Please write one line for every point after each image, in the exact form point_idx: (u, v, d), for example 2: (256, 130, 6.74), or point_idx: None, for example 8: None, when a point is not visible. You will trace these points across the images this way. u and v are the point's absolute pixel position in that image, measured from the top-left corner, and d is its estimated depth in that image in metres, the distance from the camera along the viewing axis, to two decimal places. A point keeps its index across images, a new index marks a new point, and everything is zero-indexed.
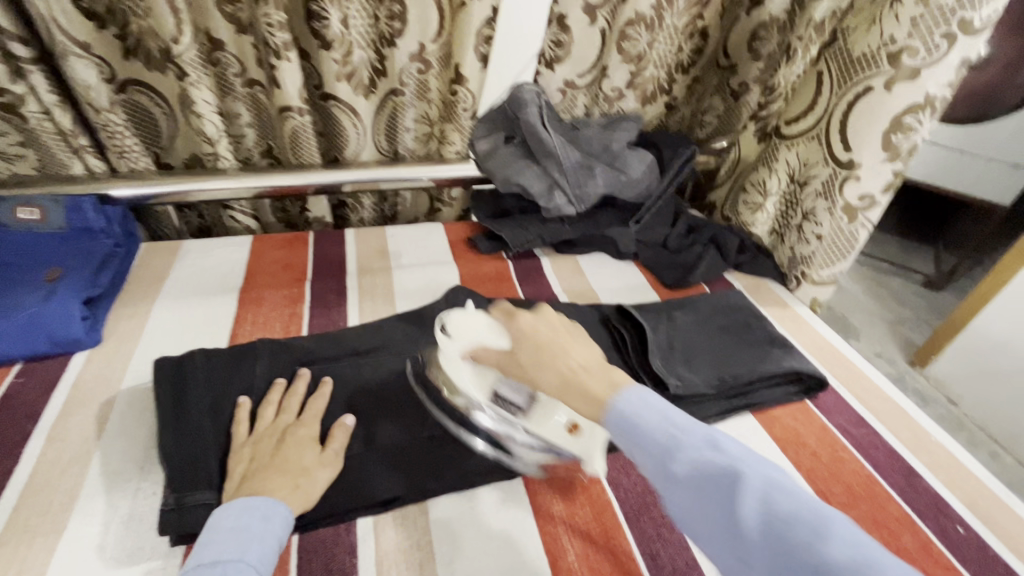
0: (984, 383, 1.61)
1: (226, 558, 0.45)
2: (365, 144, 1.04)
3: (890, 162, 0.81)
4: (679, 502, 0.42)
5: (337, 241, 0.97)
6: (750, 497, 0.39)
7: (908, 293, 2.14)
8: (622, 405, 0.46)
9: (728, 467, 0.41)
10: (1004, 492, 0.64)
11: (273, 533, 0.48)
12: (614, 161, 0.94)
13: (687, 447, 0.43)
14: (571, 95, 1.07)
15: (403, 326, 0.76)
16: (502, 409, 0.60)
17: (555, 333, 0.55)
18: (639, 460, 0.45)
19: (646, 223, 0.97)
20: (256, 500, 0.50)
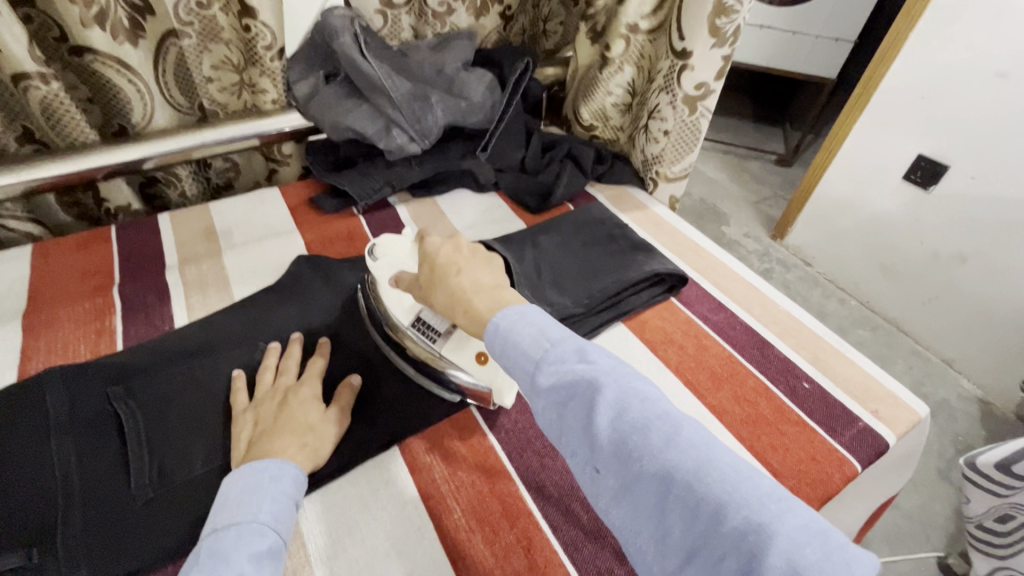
0: (830, 243, 1.82)
1: (238, 521, 0.44)
2: (155, 104, 0.86)
3: (718, 48, 0.78)
4: (544, 413, 0.41)
5: (149, 230, 0.81)
6: (605, 405, 0.39)
7: (766, 173, 2.32)
8: (499, 321, 0.46)
9: (589, 376, 0.40)
10: (839, 343, 0.71)
11: (285, 495, 0.47)
12: (452, 86, 0.86)
13: (556, 360, 0.42)
14: (393, 17, 0.95)
15: (243, 313, 0.66)
16: (421, 334, 0.60)
17: (459, 253, 0.56)
18: (512, 373, 0.44)
19: (494, 148, 0.91)
20: (269, 466, 0.48)
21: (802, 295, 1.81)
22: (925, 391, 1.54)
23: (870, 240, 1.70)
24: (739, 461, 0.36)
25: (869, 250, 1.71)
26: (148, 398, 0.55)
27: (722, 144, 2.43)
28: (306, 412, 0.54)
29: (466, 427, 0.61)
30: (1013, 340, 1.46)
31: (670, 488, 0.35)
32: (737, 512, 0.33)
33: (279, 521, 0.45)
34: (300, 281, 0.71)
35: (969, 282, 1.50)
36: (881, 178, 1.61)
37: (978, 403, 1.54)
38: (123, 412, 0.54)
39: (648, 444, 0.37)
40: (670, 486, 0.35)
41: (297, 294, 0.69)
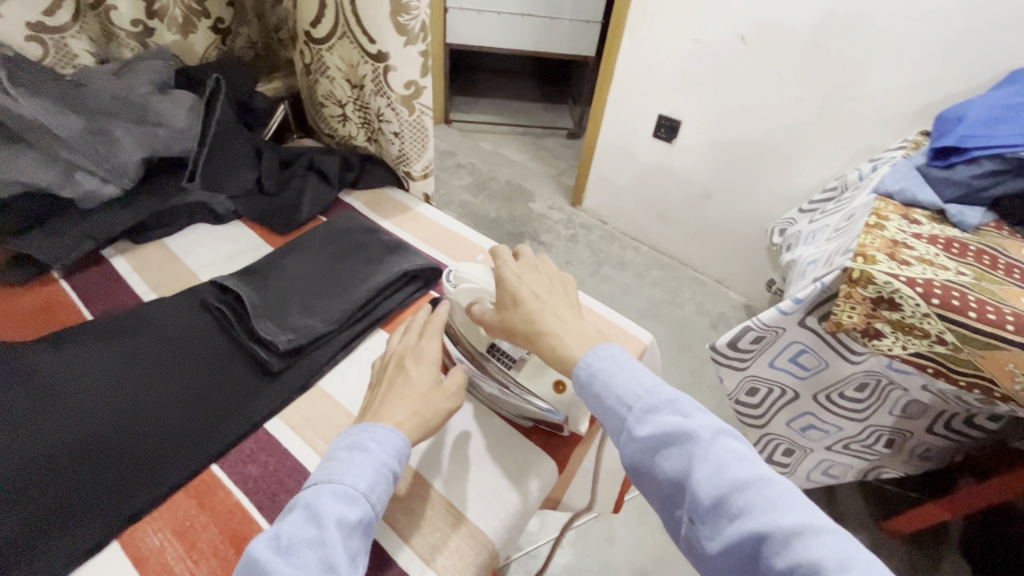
0: (617, 201, 2.04)
1: (322, 483, 0.45)
2: None
3: (411, 45, 0.80)
4: (639, 461, 0.47)
5: None
6: (703, 461, 0.43)
7: (561, 148, 2.52)
8: (596, 363, 0.51)
9: (686, 429, 0.45)
10: (583, 299, 0.80)
11: (382, 460, 0.47)
12: (145, 114, 0.77)
13: (651, 408, 0.47)
14: (59, 42, 0.81)
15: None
16: (501, 365, 0.62)
17: (536, 283, 0.59)
18: (606, 415, 0.50)
19: (223, 172, 0.83)
20: (386, 425, 0.50)
21: (605, 250, 2.02)
22: (707, 309, 1.83)
23: (644, 192, 1.94)
24: (843, 533, 0.38)
25: (645, 200, 1.95)
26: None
27: (519, 127, 2.57)
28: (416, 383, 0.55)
29: (206, 489, 0.55)
30: (754, 252, 1.78)
31: (769, 549, 0.38)
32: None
33: (372, 491, 0.45)
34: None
35: (715, 213, 1.80)
36: (638, 138, 1.84)
37: (745, 308, 1.86)
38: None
39: (746, 501, 0.40)
40: (771, 547, 0.38)
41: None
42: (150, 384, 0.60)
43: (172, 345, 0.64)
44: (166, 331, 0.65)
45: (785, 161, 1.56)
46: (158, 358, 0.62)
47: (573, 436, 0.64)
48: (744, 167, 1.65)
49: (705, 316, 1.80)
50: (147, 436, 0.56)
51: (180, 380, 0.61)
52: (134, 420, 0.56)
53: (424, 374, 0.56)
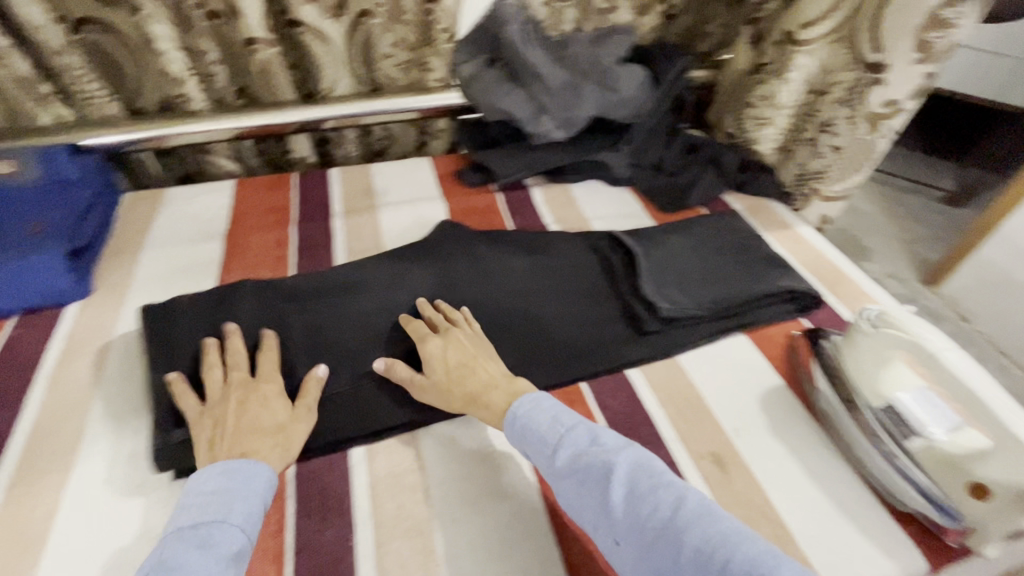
0: (998, 299, 1.52)
1: (205, 521, 0.44)
2: (342, 73, 0.98)
3: (923, 62, 0.76)
4: (568, 493, 0.49)
5: (323, 181, 0.94)
6: (618, 484, 0.46)
7: (925, 211, 1.93)
8: (517, 408, 0.54)
9: (602, 459, 0.48)
10: None
11: (255, 490, 0.47)
12: (604, 78, 0.88)
13: (560, 446, 0.51)
14: (558, 8, 0.98)
15: (397, 261, 0.74)
16: (893, 425, 0.54)
17: (464, 356, 0.59)
18: (530, 453, 0.52)
19: (638, 145, 0.93)
20: (235, 458, 0.49)
21: None
22: None
23: None
24: (752, 538, 0.41)
25: None
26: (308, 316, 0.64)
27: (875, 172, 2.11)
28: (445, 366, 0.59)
29: (573, 400, 0.62)
30: None
31: (684, 562, 0.41)
32: None
33: (238, 514, 0.45)
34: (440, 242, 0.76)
35: None
36: None
37: None
38: (296, 324, 0.64)
39: (659, 518, 0.44)
40: (683, 556, 0.41)
41: (435, 254, 0.75)
42: (550, 300, 0.71)
43: (570, 275, 0.74)
44: (568, 262, 0.76)
45: None
46: (559, 281, 0.73)
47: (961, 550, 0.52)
48: None
49: None
50: (541, 336, 0.67)
51: (570, 305, 0.71)
52: (534, 320, 0.69)
53: (451, 355, 0.59)
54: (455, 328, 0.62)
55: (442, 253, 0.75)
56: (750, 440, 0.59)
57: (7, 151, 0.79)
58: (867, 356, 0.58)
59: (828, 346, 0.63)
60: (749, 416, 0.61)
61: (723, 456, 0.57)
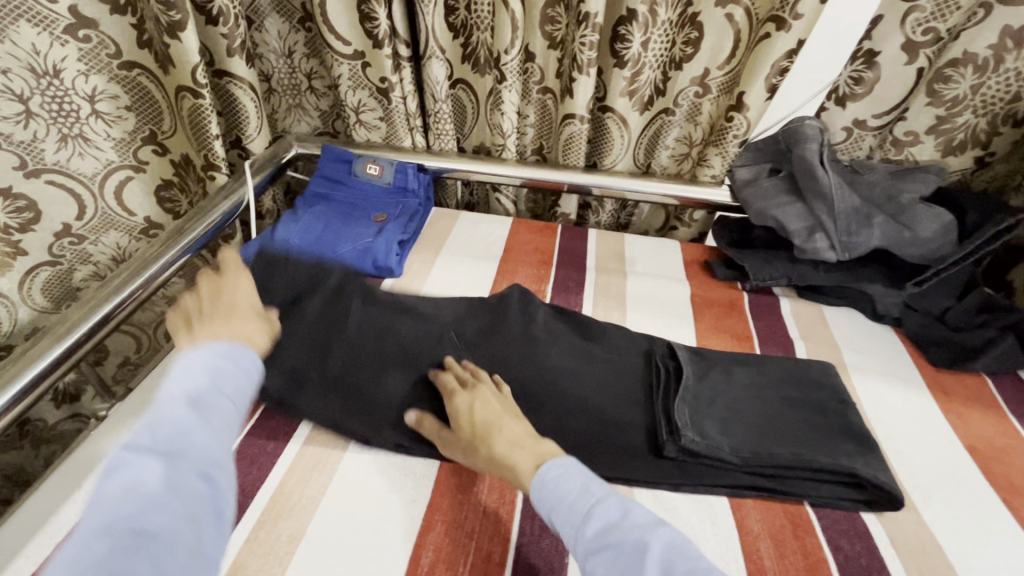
0: None
1: (207, 391, 0.50)
2: (625, 156, 1.11)
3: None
4: (596, 568, 0.48)
5: (581, 238, 1.06)
6: (653, 560, 0.46)
7: None
8: (546, 472, 0.55)
9: (636, 534, 0.48)
10: None
11: (246, 368, 0.55)
12: (900, 215, 0.85)
13: (588, 514, 0.51)
14: (857, 135, 1.00)
15: (457, 303, 0.81)
16: None
17: (489, 412, 0.61)
18: (559, 524, 0.52)
19: (927, 289, 0.85)
20: (223, 343, 0.55)
21: None
22: None
23: None
24: None
25: None
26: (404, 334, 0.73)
27: None
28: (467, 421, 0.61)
29: (801, 524, 0.59)
30: None
31: None
32: None
33: (233, 389, 0.52)
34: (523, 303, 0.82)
35: None
36: None
37: None
38: (489, 342, 0.76)
39: None
40: None
41: (495, 312, 0.80)
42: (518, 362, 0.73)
43: (575, 356, 0.75)
44: (593, 349, 0.77)
45: None
46: (553, 355, 0.75)
47: None
48: None
49: None
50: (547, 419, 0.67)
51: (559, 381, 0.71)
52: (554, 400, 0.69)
53: (476, 409, 0.62)
54: (478, 382, 0.65)
55: (553, 331, 0.79)
56: None
57: (376, 159, 1.08)
58: None
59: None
60: None
61: None
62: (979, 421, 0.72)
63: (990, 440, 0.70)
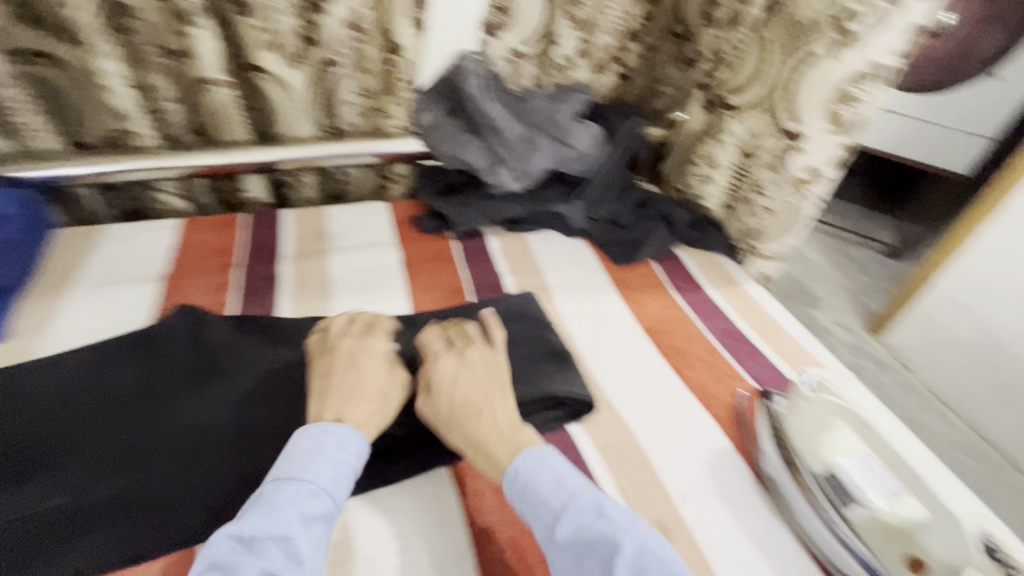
0: (939, 351, 1.60)
1: (296, 477, 0.48)
2: (301, 120, 0.97)
3: (835, 134, 0.82)
4: (560, 566, 0.46)
5: (273, 224, 0.91)
6: (623, 564, 0.44)
7: (870, 264, 2.08)
8: (520, 463, 0.51)
9: (608, 533, 0.46)
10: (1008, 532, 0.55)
11: (350, 459, 0.51)
12: (559, 134, 0.90)
13: (569, 511, 0.48)
14: (518, 65, 1.01)
15: (85, 358, 0.63)
16: (835, 494, 0.55)
17: (480, 388, 0.57)
18: (528, 516, 0.49)
19: (591, 198, 0.95)
20: (342, 427, 0.53)
21: (895, 399, 1.61)
22: None
23: (981, 356, 1.50)
24: None
25: (980, 364, 1.51)
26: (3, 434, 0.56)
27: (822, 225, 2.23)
28: (445, 399, 0.57)
29: None
30: None
31: None
32: None
33: (331, 480, 0.49)
34: (190, 325, 0.67)
35: None
36: (1008, 289, 1.42)
37: None
38: (140, 392, 0.61)
39: None
40: None
41: (149, 351, 0.64)
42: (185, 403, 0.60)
43: (260, 371, 0.64)
44: (283, 354, 0.66)
45: None
46: (229, 380, 0.63)
47: None
48: None
49: None
50: (219, 462, 0.56)
51: (239, 411, 0.60)
52: (230, 436, 0.58)
53: (462, 383, 0.57)
54: (466, 350, 0.61)
55: (226, 347, 0.66)
56: (692, 500, 0.58)
57: None
58: (807, 421, 0.59)
59: (779, 405, 0.63)
60: (695, 479, 0.60)
61: (667, 524, 0.55)
62: (650, 302, 0.84)
63: (658, 317, 0.81)
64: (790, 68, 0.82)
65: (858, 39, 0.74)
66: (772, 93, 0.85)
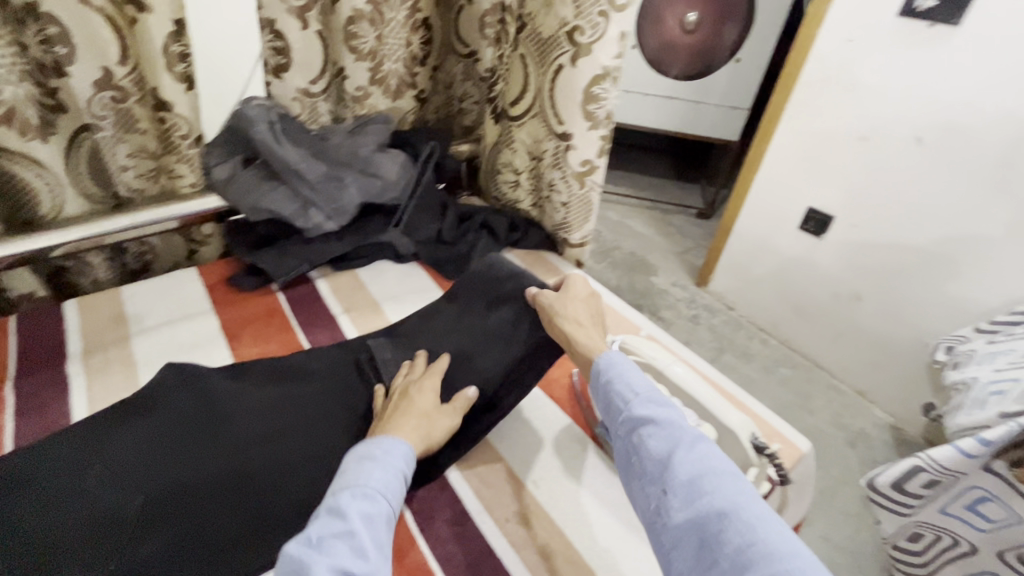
0: (749, 289, 1.91)
1: (355, 484, 0.50)
2: (66, 194, 0.86)
3: (594, 129, 0.90)
4: (626, 438, 0.51)
5: (53, 319, 0.78)
6: (687, 448, 0.47)
7: (688, 226, 2.41)
8: (611, 354, 0.57)
9: (677, 421, 0.50)
10: (786, 429, 0.68)
11: (397, 465, 0.53)
12: (366, 166, 0.92)
13: (646, 399, 0.53)
14: (312, 103, 1.00)
15: None
16: None
17: (585, 308, 0.66)
18: (604, 399, 0.55)
19: (408, 223, 0.97)
20: (387, 436, 0.56)
21: (727, 337, 1.88)
22: (843, 422, 1.63)
23: (778, 285, 1.82)
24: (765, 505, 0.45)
25: (780, 292, 1.82)
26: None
27: (646, 202, 2.52)
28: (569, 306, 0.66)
29: None
30: (908, 366, 1.57)
31: (730, 524, 0.42)
32: (772, 535, 0.41)
33: (381, 485, 0.51)
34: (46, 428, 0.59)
35: (865, 318, 1.62)
36: (782, 228, 1.74)
37: (890, 429, 1.64)
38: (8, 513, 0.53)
39: (720, 482, 0.45)
40: (729, 525, 0.42)
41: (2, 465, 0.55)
42: (65, 516, 0.53)
43: (132, 462, 0.58)
44: (168, 415, 0.62)
45: (964, 277, 1.39)
46: (113, 464, 0.57)
47: None
48: (903, 274, 1.50)
49: (842, 430, 1.60)
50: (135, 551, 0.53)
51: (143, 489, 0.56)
52: (137, 522, 0.55)
53: (578, 308, 0.66)
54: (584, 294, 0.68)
55: (98, 431, 0.59)
56: (546, 485, 0.62)
57: None
58: None
59: None
60: (545, 463, 0.65)
61: (527, 512, 0.59)
62: None
63: None
64: (548, 78, 0.91)
65: (586, 49, 0.84)
66: (541, 102, 0.94)
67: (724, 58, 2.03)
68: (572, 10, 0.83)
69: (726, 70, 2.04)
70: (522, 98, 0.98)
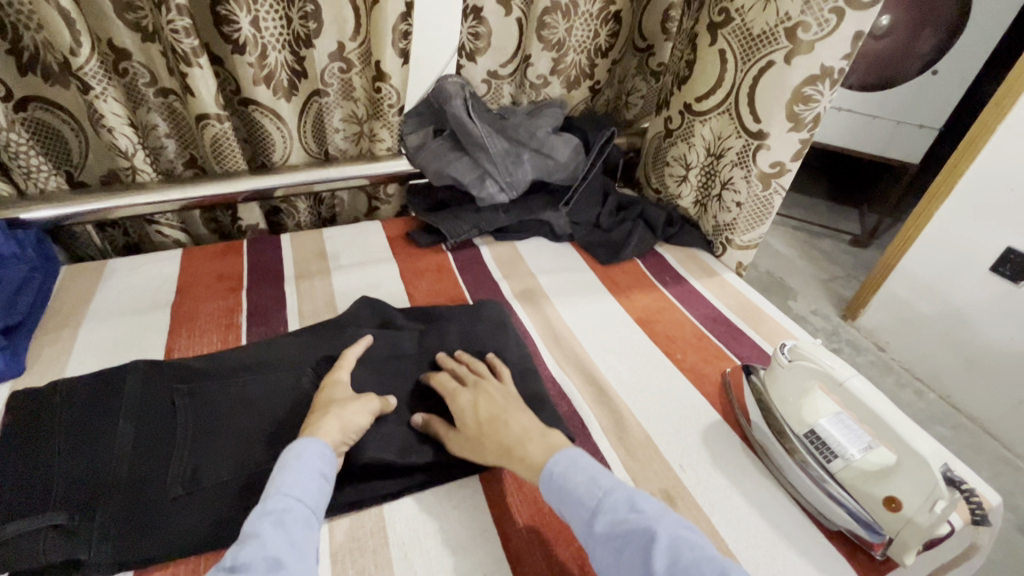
0: (906, 330, 1.70)
1: (274, 492, 0.49)
2: (293, 146, 1.01)
3: (795, 131, 0.88)
4: (601, 559, 0.48)
5: (274, 248, 0.95)
6: (657, 552, 0.45)
7: (839, 253, 2.19)
8: (552, 466, 0.53)
9: (641, 524, 0.47)
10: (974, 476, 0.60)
11: (314, 466, 0.52)
12: (541, 147, 0.98)
13: (606, 507, 0.50)
14: (496, 85, 1.08)
15: (172, 371, 0.65)
16: (815, 452, 0.61)
17: None
18: (569, 516, 0.51)
19: (575, 203, 1.02)
20: (295, 444, 0.54)
21: (873, 381, 1.68)
22: (1016, 504, 1.38)
23: (950, 332, 1.58)
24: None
25: (949, 340, 1.59)
26: (67, 417, 0.58)
27: (791, 220, 2.33)
28: None
29: None
30: None
31: None
32: None
33: (300, 488, 0.50)
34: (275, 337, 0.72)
35: None
36: (967, 268, 1.52)
37: None
38: (245, 389, 0.64)
39: None
40: None
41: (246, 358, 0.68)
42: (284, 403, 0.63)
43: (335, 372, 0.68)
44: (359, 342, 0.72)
45: None
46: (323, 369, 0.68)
47: (886, 563, 0.56)
48: None
49: (1013, 512, 1.36)
50: None
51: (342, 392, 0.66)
52: None
53: None
54: None
55: (310, 346, 0.71)
56: (693, 472, 0.63)
57: None
58: (787, 387, 0.65)
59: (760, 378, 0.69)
60: (693, 452, 0.65)
61: (672, 492, 0.60)
62: (641, 297, 0.90)
63: (648, 309, 0.87)
64: (750, 74, 0.89)
65: (809, 47, 0.81)
66: (736, 97, 0.92)
67: (919, 69, 1.80)
68: (800, 6, 0.79)
69: (919, 83, 1.81)
70: (713, 95, 0.95)
